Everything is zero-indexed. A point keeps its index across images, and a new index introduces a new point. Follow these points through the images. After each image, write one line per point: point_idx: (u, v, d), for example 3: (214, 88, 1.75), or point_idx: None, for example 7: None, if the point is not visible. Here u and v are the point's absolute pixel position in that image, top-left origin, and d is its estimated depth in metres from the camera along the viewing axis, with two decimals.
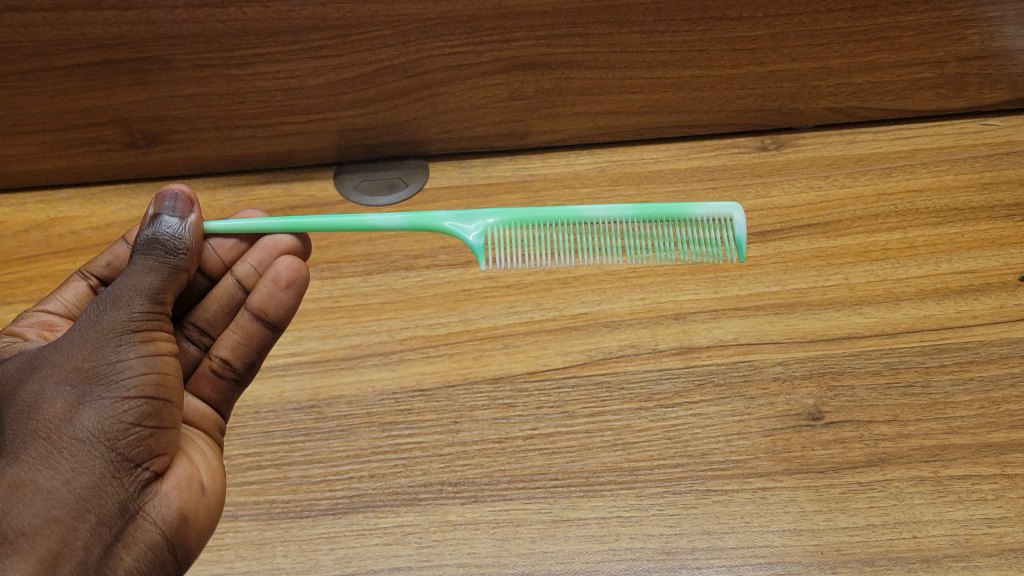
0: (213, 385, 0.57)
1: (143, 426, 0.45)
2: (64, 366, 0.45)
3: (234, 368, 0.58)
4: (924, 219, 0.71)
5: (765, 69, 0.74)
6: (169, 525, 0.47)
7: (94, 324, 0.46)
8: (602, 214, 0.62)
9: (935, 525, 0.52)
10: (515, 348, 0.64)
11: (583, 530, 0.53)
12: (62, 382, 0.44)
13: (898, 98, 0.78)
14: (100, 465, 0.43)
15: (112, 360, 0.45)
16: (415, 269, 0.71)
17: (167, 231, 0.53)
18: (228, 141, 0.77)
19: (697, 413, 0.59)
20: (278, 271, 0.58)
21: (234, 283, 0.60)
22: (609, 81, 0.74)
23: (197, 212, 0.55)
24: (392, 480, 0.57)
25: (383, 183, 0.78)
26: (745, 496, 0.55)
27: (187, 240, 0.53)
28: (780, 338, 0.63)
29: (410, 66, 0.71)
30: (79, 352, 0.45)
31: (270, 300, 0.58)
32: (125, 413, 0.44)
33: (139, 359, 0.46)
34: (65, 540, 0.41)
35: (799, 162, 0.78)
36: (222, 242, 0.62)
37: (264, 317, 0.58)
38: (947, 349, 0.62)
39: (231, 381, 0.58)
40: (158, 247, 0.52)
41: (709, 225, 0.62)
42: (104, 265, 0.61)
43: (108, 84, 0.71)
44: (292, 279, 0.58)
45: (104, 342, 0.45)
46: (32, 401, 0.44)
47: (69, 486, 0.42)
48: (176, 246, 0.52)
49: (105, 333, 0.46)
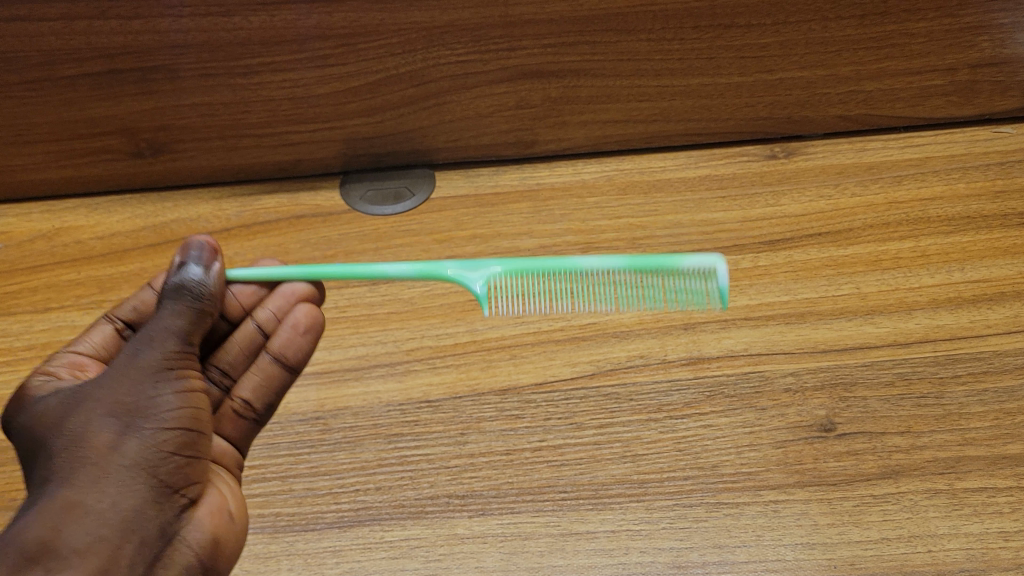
0: (237, 423, 0.57)
1: (181, 455, 0.45)
2: (105, 399, 0.44)
3: (256, 407, 0.57)
4: (935, 227, 0.71)
5: (774, 77, 0.74)
6: (203, 549, 0.46)
7: (130, 361, 0.46)
8: (596, 263, 0.58)
9: (951, 539, 0.51)
10: (522, 359, 0.63)
11: (591, 543, 0.53)
12: (104, 413, 0.44)
13: (909, 106, 0.78)
14: (144, 490, 0.43)
15: (151, 394, 0.45)
16: (421, 279, 0.70)
17: (194, 278, 0.52)
18: (234, 150, 0.76)
19: (707, 424, 0.59)
20: (298, 317, 0.58)
21: (255, 326, 0.60)
22: (616, 89, 0.74)
23: (220, 262, 0.54)
24: (399, 492, 0.56)
25: (389, 193, 0.78)
26: (756, 509, 0.54)
27: (212, 288, 0.52)
28: (790, 348, 0.63)
29: (417, 74, 0.71)
30: (120, 386, 0.45)
31: (290, 346, 0.58)
32: (166, 442, 0.44)
33: (174, 394, 0.46)
34: (115, 560, 0.41)
35: (808, 171, 0.77)
36: (245, 288, 0.60)
37: (284, 361, 0.58)
38: (960, 359, 0.61)
39: (255, 419, 0.58)
40: (185, 293, 0.51)
41: (691, 276, 0.58)
42: (131, 309, 0.59)
43: (113, 94, 0.70)
44: (309, 326, 0.59)
45: (142, 377, 0.46)
46: (78, 430, 0.43)
47: (121, 507, 0.42)
48: (204, 286, 0.52)
49: (142, 370, 0.46)
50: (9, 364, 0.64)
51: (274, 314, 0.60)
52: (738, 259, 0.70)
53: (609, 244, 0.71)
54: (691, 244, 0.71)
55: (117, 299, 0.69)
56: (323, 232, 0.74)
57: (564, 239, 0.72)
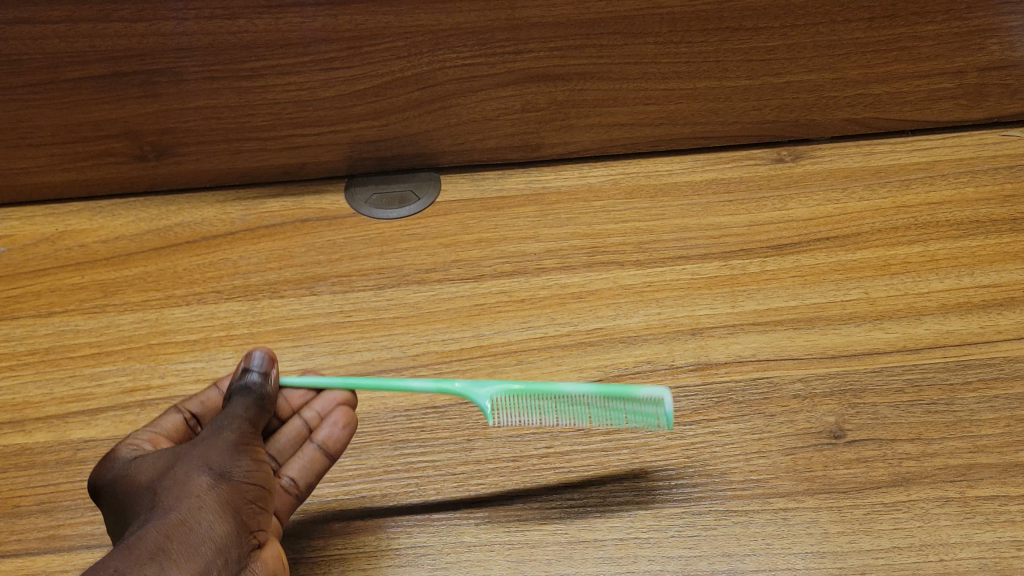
0: (282, 503, 0.52)
1: (258, 504, 0.47)
2: (198, 455, 0.48)
3: (301, 490, 0.53)
4: (944, 232, 0.70)
5: (782, 80, 0.73)
6: None
7: (219, 428, 0.49)
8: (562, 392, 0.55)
9: (962, 548, 0.51)
10: (529, 365, 0.63)
11: (599, 551, 0.52)
12: (195, 465, 0.47)
13: (918, 109, 0.77)
14: (226, 526, 0.45)
15: (236, 452, 0.48)
16: (426, 284, 0.69)
17: (257, 378, 0.53)
18: (239, 154, 0.75)
19: (716, 431, 0.58)
20: (340, 414, 0.56)
21: (302, 423, 0.57)
22: (623, 92, 0.73)
23: (278, 372, 0.55)
24: (405, 499, 0.55)
25: (394, 196, 0.77)
26: (765, 517, 0.53)
27: (271, 389, 0.53)
28: (799, 354, 0.62)
29: (423, 78, 0.70)
30: (211, 444, 0.48)
31: (334, 436, 0.55)
32: (246, 491, 0.47)
33: (255, 457, 0.49)
34: None
35: (816, 174, 0.76)
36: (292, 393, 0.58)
37: (329, 448, 0.55)
38: (971, 365, 0.61)
39: (297, 504, 0.53)
40: (249, 391, 0.52)
41: (641, 402, 0.54)
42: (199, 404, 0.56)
43: (117, 97, 0.70)
44: (350, 420, 0.56)
45: (229, 439, 0.49)
46: (169, 487, 0.46)
47: (204, 547, 0.44)
48: (268, 387, 0.53)
49: (229, 434, 0.49)
50: (13, 370, 0.64)
51: (319, 414, 0.57)
52: (746, 264, 0.69)
53: (616, 248, 0.71)
54: (697, 248, 0.71)
55: (121, 304, 0.69)
56: (328, 236, 0.73)
57: (570, 243, 0.72)
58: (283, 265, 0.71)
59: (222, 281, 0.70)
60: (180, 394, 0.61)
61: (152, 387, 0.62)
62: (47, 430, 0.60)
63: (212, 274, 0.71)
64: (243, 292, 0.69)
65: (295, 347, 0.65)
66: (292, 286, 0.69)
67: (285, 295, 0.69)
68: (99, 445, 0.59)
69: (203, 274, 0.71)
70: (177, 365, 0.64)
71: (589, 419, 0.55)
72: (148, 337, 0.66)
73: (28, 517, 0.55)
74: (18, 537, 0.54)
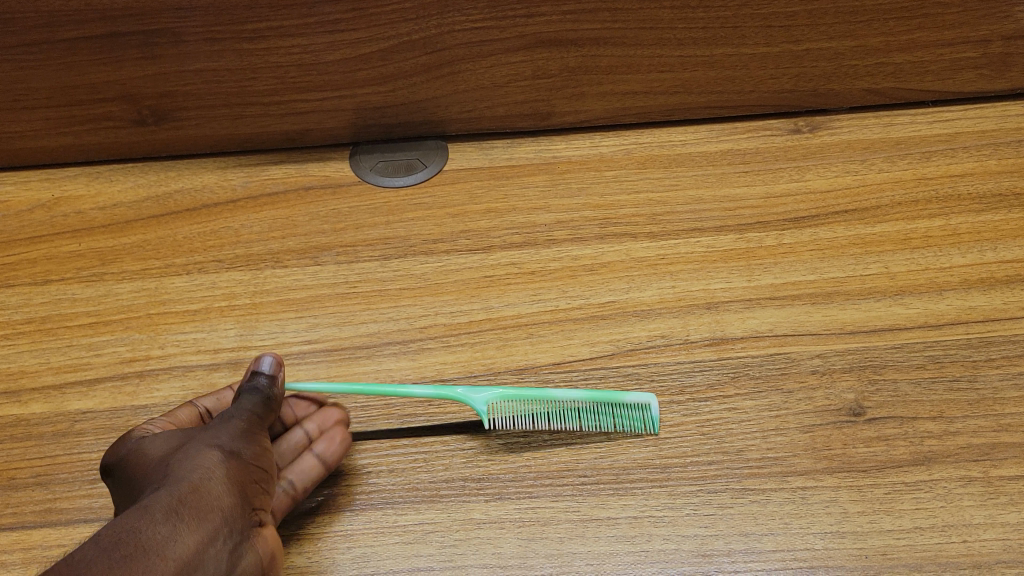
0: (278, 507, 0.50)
1: (263, 487, 0.47)
2: (209, 433, 0.47)
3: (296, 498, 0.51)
4: (966, 205, 0.68)
5: (801, 48, 0.71)
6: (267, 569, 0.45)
7: (230, 413, 0.49)
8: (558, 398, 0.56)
9: (986, 529, 0.50)
10: (540, 338, 0.61)
11: (613, 530, 0.50)
12: (207, 441, 0.46)
13: (939, 79, 0.75)
14: (232, 501, 0.44)
15: (246, 435, 0.48)
16: (434, 255, 0.67)
17: (266, 377, 0.51)
18: (240, 119, 0.73)
19: (732, 407, 0.56)
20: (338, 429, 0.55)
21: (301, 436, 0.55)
22: (638, 59, 0.71)
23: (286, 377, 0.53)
24: (413, 475, 0.54)
25: (400, 164, 0.75)
26: (783, 495, 0.52)
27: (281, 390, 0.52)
28: (818, 329, 0.61)
29: (431, 42, 0.68)
30: (223, 424, 0.48)
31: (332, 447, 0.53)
32: (253, 472, 0.46)
33: (263, 443, 0.48)
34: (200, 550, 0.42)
35: (834, 146, 0.74)
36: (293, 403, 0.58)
37: (328, 460, 0.53)
38: (994, 342, 0.59)
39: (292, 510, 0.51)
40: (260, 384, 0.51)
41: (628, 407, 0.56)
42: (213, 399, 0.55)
43: (115, 58, 0.67)
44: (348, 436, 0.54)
45: (240, 422, 0.48)
46: (179, 460, 0.46)
47: (210, 517, 0.43)
48: (277, 390, 0.51)
49: (240, 418, 0.48)
50: (9, 339, 0.62)
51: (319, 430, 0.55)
52: (762, 236, 0.67)
53: (628, 220, 0.69)
54: (712, 221, 0.69)
55: (119, 272, 0.67)
56: (333, 205, 0.71)
57: (582, 214, 0.70)
58: (286, 234, 0.69)
59: (224, 250, 0.68)
60: (181, 365, 0.60)
61: (152, 358, 0.61)
62: (43, 400, 0.58)
63: (213, 243, 0.69)
64: (245, 262, 0.67)
65: (299, 318, 0.63)
66: (295, 256, 0.67)
67: (288, 265, 0.67)
68: (98, 416, 0.57)
69: (203, 242, 0.69)
70: (177, 336, 0.62)
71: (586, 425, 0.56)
72: (147, 306, 0.64)
73: (25, 490, 0.54)
74: (14, 509, 0.53)
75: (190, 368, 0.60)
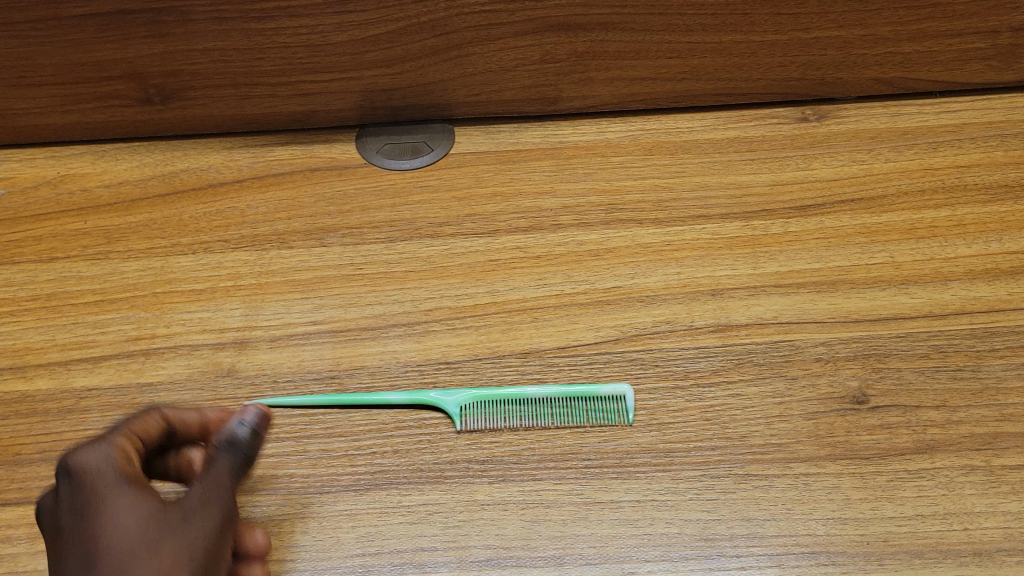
0: None
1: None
2: (193, 497, 0.40)
3: None
4: (972, 196, 0.68)
5: (810, 36, 0.71)
6: None
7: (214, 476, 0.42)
8: (528, 395, 0.56)
9: (988, 517, 0.50)
10: (545, 322, 0.61)
11: (616, 513, 0.51)
12: (192, 509, 0.40)
13: (947, 70, 0.75)
14: None
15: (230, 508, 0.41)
16: (440, 238, 0.67)
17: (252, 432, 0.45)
18: (247, 99, 0.73)
19: (736, 393, 0.57)
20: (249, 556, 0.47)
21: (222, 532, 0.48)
22: (646, 44, 0.71)
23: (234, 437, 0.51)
24: (417, 456, 0.54)
25: (407, 147, 0.74)
26: (786, 481, 0.52)
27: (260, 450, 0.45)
28: (822, 317, 0.61)
29: (439, 24, 0.68)
30: (216, 486, 0.41)
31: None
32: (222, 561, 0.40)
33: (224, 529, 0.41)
34: None
35: (841, 135, 0.74)
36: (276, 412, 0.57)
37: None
38: (998, 332, 0.59)
39: None
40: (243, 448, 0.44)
41: (602, 396, 0.56)
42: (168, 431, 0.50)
43: (122, 36, 0.67)
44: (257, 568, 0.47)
45: (225, 491, 0.42)
46: (160, 520, 0.39)
47: None
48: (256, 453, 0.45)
49: (219, 492, 0.41)
50: (15, 316, 0.62)
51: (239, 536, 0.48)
52: (767, 224, 0.67)
53: (634, 206, 0.69)
54: (718, 208, 0.69)
55: (125, 251, 0.67)
56: (339, 187, 0.71)
57: (588, 200, 0.70)
58: (292, 215, 0.69)
59: (230, 230, 0.68)
60: (187, 344, 0.60)
61: (157, 336, 0.61)
62: (49, 376, 0.59)
63: (219, 223, 0.69)
64: (250, 243, 0.67)
65: (304, 299, 0.63)
66: (301, 238, 0.67)
67: (293, 246, 0.67)
68: (103, 393, 0.57)
69: (209, 222, 0.69)
70: (182, 315, 0.62)
71: (588, 420, 0.55)
72: (152, 285, 0.64)
73: (30, 465, 0.54)
74: (20, 485, 0.53)
75: (195, 347, 0.60)
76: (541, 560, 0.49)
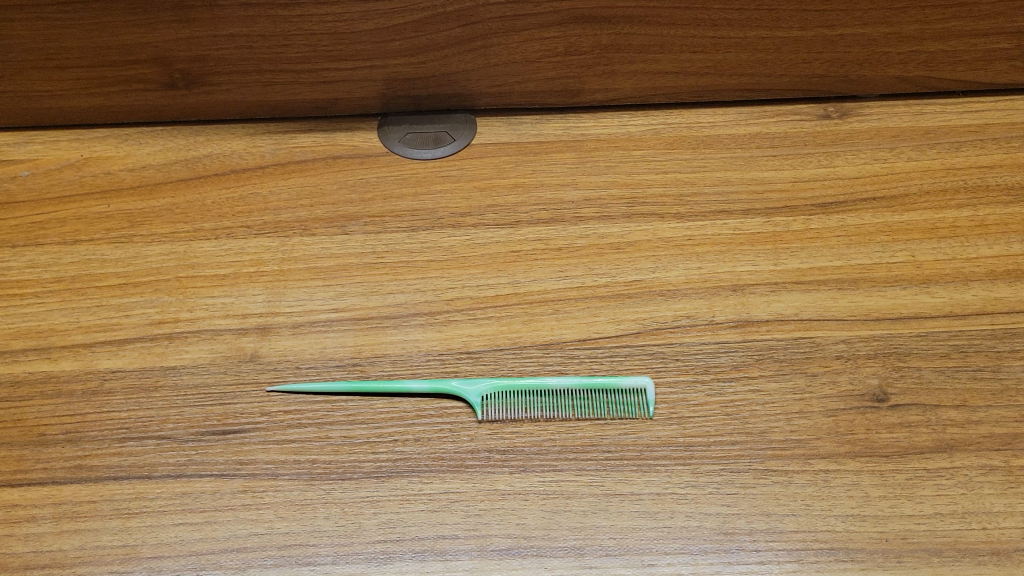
0: None
1: None
2: None
3: None
4: (994, 197, 0.68)
5: (834, 33, 0.71)
6: None
7: None
8: (550, 388, 0.57)
9: (1006, 517, 0.50)
10: (566, 314, 0.61)
11: (637, 505, 0.51)
12: None
13: (971, 70, 0.75)
14: None
15: None
16: (461, 228, 0.67)
17: None
18: (271, 86, 0.73)
19: (756, 389, 0.57)
20: None
21: None
22: (671, 38, 0.71)
23: None
24: (438, 444, 0.54)
25: (428, 136, 0.74)
26: (806, 478, 0.52)
27: None
28: (842, 315, 0.61)
29: (465, 14, 0.68)
30: None
31: None
32: None
33: None
34: None
35: (864, 132, 0.74)
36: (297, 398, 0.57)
37: None
38: (1018, 333, 0.59)
39: None
40: None
41: (622, 390, 0.56)
42: None
43: (149, 20, 0.68)
44: None
45: None
46: None
47: None
48: None
49: None
50: (39, 296, 0.63)
51: None
52: (789, 221, 0.67)
53: (655, 200, 0.69)
54: (739, 204, 0.69)
55: (148, 234, 0.67)
56: (361, 175, 0.72)
57: (609, 192, 0.70)
58: (314, 203, 0.69)
59: (252, 216, 0.68)
60: (210, 328, 0.61)
61: (180, 321, 0.61)
62: (73, 358, 0.59)
63: (241, 208, 0.69)
64: (273, 229, 0.67)
65: (326, 286, 0.63)
66: (323, 225, 0.68)
67: (316, 233, 0.67)
68: (127, 376, 0.58)
69: (231, 208, 0.69)
70: (206, 300, 0.62)
71: (609, 412, 0.56)
72: (176, 269, 0.65)
73: (56, 445, 0.54)
74: (45, 465, 0.53)
75: (218, 332, 0.60)
76: (562, 550, 0.49)
